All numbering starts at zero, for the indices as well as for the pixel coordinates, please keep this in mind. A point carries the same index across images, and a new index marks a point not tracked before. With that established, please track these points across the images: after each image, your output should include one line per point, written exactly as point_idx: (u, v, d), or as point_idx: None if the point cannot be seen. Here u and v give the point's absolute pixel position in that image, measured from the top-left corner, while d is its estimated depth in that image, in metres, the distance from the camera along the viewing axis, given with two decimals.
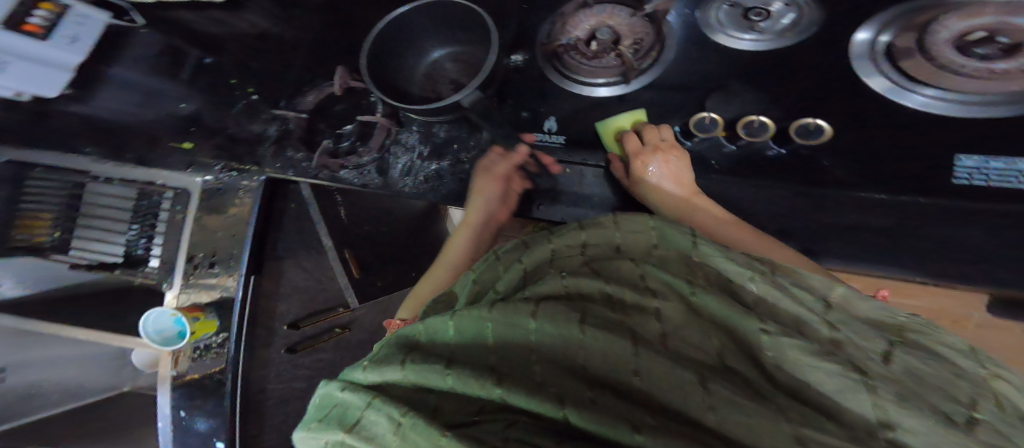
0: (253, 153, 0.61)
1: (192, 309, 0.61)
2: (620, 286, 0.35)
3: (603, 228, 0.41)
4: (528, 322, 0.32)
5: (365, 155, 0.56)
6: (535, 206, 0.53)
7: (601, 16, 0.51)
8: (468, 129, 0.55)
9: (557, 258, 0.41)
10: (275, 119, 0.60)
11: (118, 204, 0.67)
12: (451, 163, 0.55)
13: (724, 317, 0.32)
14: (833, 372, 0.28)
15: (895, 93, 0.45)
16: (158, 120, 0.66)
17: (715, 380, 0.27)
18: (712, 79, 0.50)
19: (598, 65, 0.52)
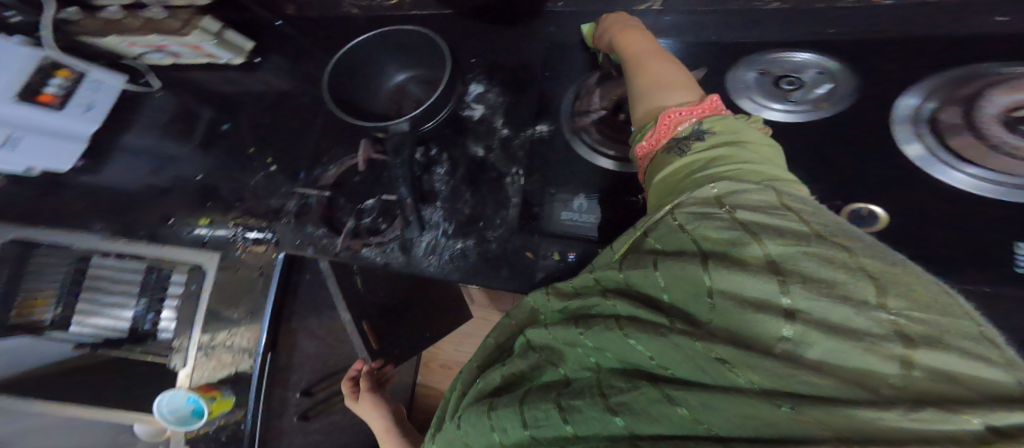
0: (269, 227, 0.58)
1: (208, 388, 0.60)
2: (512, 361, 0.33)
3: (500, 322, 0.40)
4: (461, 437, 0.32)
5: (388, 235, 0.54)
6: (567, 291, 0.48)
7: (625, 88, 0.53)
8: (495, 205, 0.53)
9: (492, 357, 0.38)
10: (293, 192, 0.59)
11: (123, 278, 0.67)
12: (477, 242, 0.52)
13: (593, 345, 0.28)
14: (768, 368, 0.20)
15: (936, 171, 0.42)
16: (170, 188, 0.65)
17: None
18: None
19: (623, 136, 0.52)
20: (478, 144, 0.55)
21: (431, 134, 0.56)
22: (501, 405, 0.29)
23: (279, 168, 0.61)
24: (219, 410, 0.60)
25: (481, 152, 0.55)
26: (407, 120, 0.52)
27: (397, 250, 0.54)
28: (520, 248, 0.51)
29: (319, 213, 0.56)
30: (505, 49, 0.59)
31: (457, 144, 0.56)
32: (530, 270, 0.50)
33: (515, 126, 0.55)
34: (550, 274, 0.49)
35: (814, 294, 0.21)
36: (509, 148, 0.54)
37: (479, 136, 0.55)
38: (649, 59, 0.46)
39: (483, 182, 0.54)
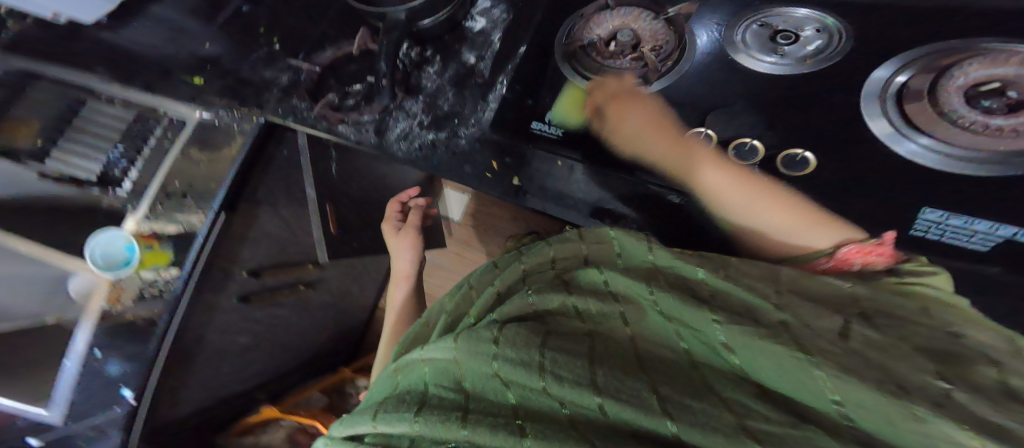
0: (258, 98, 0.59)
1: (148, 236, 0.58)
2: (582, 293, 0.36)
3: (560, 236, 0.43)
4: (496, 351, 0.30)
5: (363, 116, 0.55)
6: (522, 192, 0.48)
7: (626, 18, 0.50)
8: (473, 106, 0.53)
9: (528, 276, 0.41)
10: (290, 68, 0.60)
11: (111, 124, 0.67)
12: (447, 136, 0.52)
13: (723, 336, 0.29)
14: (854, 398, 0.24)
15: (891, 141, 0.41)
16: (174, 53, 0.66)
17: (665, 382, 0.27)
18: (724, 96, 0.46)
19: (612, 66, 0.49)
20: (472, 53, 0.55)
21: (430, 36, 0.56)
22: (564, 344, 0.30)
23: (280, 48, 0.62)
24: (152, 263, 0.58)
25: (472, 61, 0.55)
26: (406, 11, 0.50)
27: (370, 132, 0.54)
28: (495, 147, 0.50)
29: (308, 87, 0.57)
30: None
31: (452, 49, 0.56)
32: (493, 170, 0.49)
33: (512, 42, 0.54)
34: (520, 179, 0.48)
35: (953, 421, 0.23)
36: (502, 59, 0.54)
37: (477, 45, 0.56)
38: (690, 157, 0.43)
39: (468, 85, 0.54)
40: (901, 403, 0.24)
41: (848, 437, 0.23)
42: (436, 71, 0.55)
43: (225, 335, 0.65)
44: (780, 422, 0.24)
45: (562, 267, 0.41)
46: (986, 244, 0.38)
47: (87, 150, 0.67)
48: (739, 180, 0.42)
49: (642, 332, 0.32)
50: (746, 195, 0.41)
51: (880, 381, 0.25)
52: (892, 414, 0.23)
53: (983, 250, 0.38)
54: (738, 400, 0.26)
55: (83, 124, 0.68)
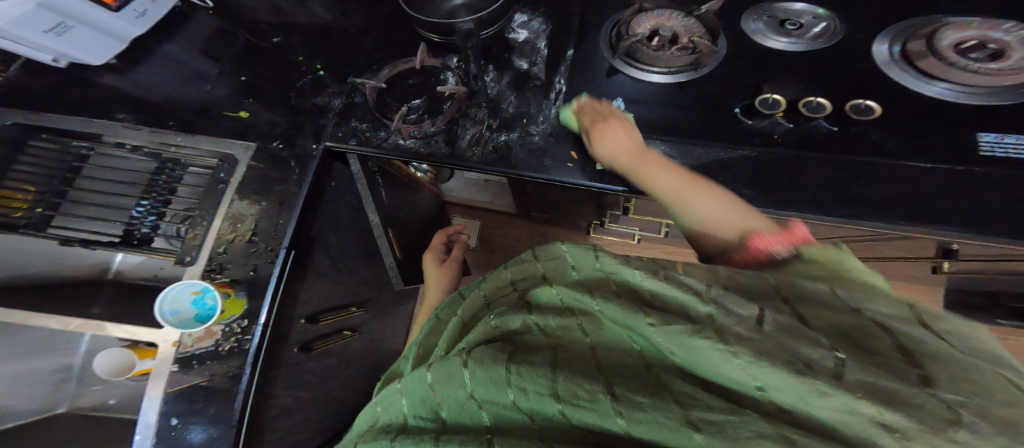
0: (315, 123, 0.60)
1: (224, 284, 0.53)
2: (542, 312, 0.35)
3: (518, 260, 0.42)
4: (464, 375, 0.32)
5: (431, 127, 0.57)
6: (607, 174, 0.53)
7: (662, 18, 0.56)
8: (538, 106, 0.58)
9: (492, 302, 0.42)
10: (340, 93, 0.61)
11: (127, 174, 0.59)
12: (520, 135, 0.56)
13: (658, 339, 0.27)
14: (777, 381, 0.23)
15: (916, 89, 0.53)
16: (201, 92, 0.64)
17: (622, 383, 0.27)
18: (751, 75, 0.57)
19: (664, 56, 0.56)
20: (523, 60, 0.60)
21: (483, 48, 0.60)
22: (524, 355, 0.31)
23: (326, 73, 0.62)
24: (228, 313, 0.53)
25: (525, 67, 0.60)
26: (472, 21, 0.56)
27: (441, 141, 0.57)
28: (571, 137, 0.55)
29: (371, 106, 0.59)
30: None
31: (504, 58, 0.61)
32: (573, 159, 0.54)
33: (561, 50, 0.60)
34: (601, 164, 0.53)
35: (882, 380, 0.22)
36: (553, 63, 0.60)
37: (527, 52, 0.60)
38: (633, 161, 0.49)
39: (527, 88, 0.59)
40: (823, 383, 0.22)
41: (793, 426, 0.22)
42: (495, 78, 0.60)
43: (289, 391, 0.58)
44: (724, 415, 0.23)
45: (522, 290, 0.40)
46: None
47: (107, 211, 0.58)
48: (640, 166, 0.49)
49: (603, 343, 0.31)
50: (700, 197, 0.45)
51: (806, 361, 0.23)
52: (816, 394, 0.22)
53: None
54: (691, 396, 0.25)
55: (95, 177, 0.58)
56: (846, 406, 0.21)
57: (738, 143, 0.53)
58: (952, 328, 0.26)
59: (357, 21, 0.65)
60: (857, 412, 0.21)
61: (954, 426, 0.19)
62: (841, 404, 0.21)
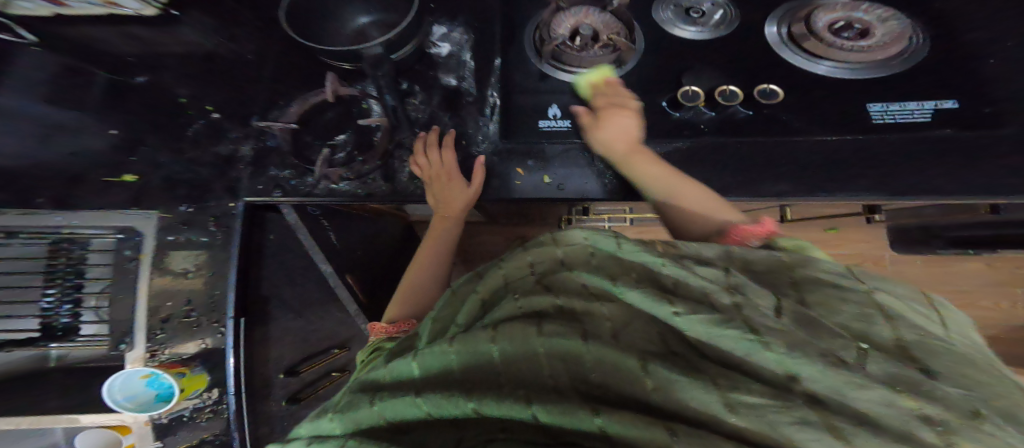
0: (226, 175, 0.54)
1: (175, 364, 0.51)
2: (568, 294, 0.37)
3: (540, 244, 0.41)
4: (492, 349, 0.35)
5: (367, 166, 0.55)
6: (563, 184, 0.53)
7: (578, 16, 0.56)
8: (473, 122, 0.57)
9: (510, 283, 0.41)
10: (246, 137, 0.55)
11: (15, 264, 0.49)
12: (462, 159, 0.57)
13: (685, 325, 0.31)
14: (829, 369, 0.27)
15: (807, 68, 0.57)
16: (66, 155, 0.54)
17: (655, 363, 0.31)
18: (680, 63, 0.58)
19: (586, 58, 0.55)
20: (450, 75, 0.58)
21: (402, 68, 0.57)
22: (553, 330, 0.34)
23: (223, 117, 0.56)
24: (192, 390, 0.52)
25: (454, 83, 0.58)
26: (379, 42, 0.51)
27: (381, 178, 0.56)
28: (512, 153, 0.55)
29: (288, 150, 0.55)
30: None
31: (428, 76, 0.58)
32: (519, 174, 0.55)
33: (486, 61, 0.58)
34: (550, 176, 0.54)
35: (909, 363, 0.28)
36: (482, 76, 0.58)
37: (448, 66, 0.58)
38: (630, 146, 0.51)
39: (459, 105, 0.57)
40: (856, 377, 0.27)
41: (820, 406, 0.26)
42: (423, 99, 0.58)
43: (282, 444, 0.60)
44: (762, 399, 0.27)
45: (546, 273, 0.40)
46: (926, 114, 0.52)
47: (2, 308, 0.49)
48: (634, 154, 0.51)
49: (626, 324, 0.34)
50: (665, 179, 0.50)
51: (844, 356, 0.28)
52: (857, 386, 0.26)
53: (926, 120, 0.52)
54: (730, 380, 0.29)
55: None
56: (885, 400, 0.26)
57: (673, 135, 0.55)
58: (964, 337, 0.31)
59: (245, 49, 0.58)
60: (893, 406, 0.26)
61: (926, 403, 0.25)
62: (879, 396, 0.26)
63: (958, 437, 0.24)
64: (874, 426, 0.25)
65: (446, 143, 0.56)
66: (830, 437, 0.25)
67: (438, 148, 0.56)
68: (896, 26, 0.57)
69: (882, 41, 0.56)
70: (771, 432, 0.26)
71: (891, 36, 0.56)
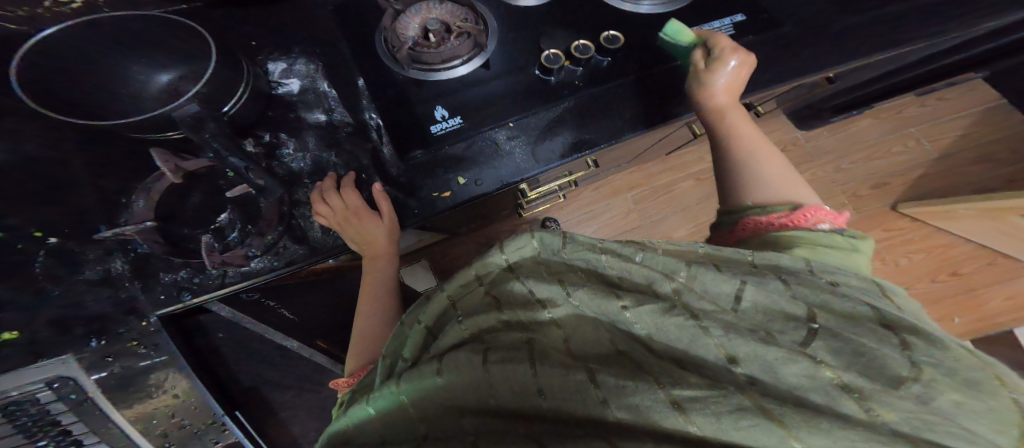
0: (117, 296, 0.51)
1: None
2: (511, 308, 0.42)
3: (482, 257, 0.44)
4: (448, 385, 0.39)
5: (268, 233, 0.51)
6: (477, 186, 0.51)
7: (421, 14, 0.56)
8: (355, 147, 0.53)
9: (456, 301, 0.45)
10: (114, 252, 0.51)
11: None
12: (365, 190, 0.52)
13: (634, 320, 0.37)
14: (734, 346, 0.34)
15: (636, 11, 0.60)
16: None
17: (602, 373, 0.35)
18: (525, 43, 0.57)
19: (447, 48, 0.54)
20: (315, 112, 0.54)
21: (250, 121, 0.52)
22: (506, 359, 0.38)
23: (78, 239, 0.51)
24: None
25: (324, 118, 0.54)
26: (195, 99, 0.45)
27: (290, 240, 0.52)
28: (422, 168, 0.51)
29: (164, 251, 0.51)
30: (281, 23, 0.59)
31: (291, 120, 0.54)
32: (432, 188, 0.51)
33: (341, 84, 0.55)
34: (463, 175, 0.51)
35: (814, 336, 0.35)
36: (348, 100, 0.55)
37: (301, 102, 0.55)
38: (736, 98, 0.54)
39: (332, 139, 0.53)
40: (783, 353, 0.33)
41: (751, 389, 0.32)
42: (294, 144, 0.53)
43: None
44: (703, 394, 0.32)
45: (494, 288, 0.44)
46: (728, 29, 0.58)
47: None
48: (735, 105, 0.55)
49: (573, 333, 0.39)
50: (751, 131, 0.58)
51: (766, 333, 0.35)
52: (784, 362, 0.33)
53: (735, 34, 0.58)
54: (670, 377, 0.34)
55: None
56: (811, 374, 0.32)
57: (553, 99, 0.54)
58: (898, 296, 0.42)
59: (71, 154, 0.54)
60: (817, 378, 0.32)
61: (834, 371, 0.32)
62: (803, 369, 0.33)
63: (872, 403, 0.31)
64: (797, 403, 0.32)
65: (345, 185, 0.51)
66: (763, 420, 0.30)
67: (338, 192, 0.50)
68: None
69: None
70: (715, 432, 0.30)
71: None
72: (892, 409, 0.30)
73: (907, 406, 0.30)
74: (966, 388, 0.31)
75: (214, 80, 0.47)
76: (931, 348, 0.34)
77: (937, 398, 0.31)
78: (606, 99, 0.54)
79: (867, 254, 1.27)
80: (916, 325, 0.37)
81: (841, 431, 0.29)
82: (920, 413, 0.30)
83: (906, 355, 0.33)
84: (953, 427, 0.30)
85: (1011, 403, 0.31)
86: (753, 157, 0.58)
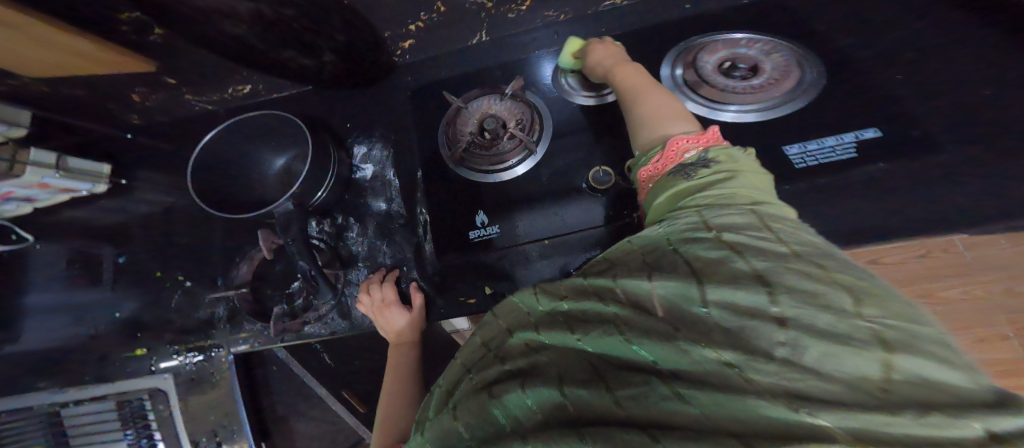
0: (212, 336, 0.62)
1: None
2: (513, 357, 0.31)
3: (483, 325, 0.37)
4: (460, 434, 0.29)
5: (321, 306, 0.58)
6: (504, 296, 0.53)
7: (482, 110, 0.62)
8: (405, 240, 0.59)
9: (468, 365, 0.35)
10: (218, 299, 0.63)
11: (104, 418, 0.64)
12: (405, 284, 0.57)
13: (606, 348, 0.26)
14: (738, 365, 0.21)
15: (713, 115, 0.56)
16: (99, 334, 0.64)
17: (600, 402, 0.24)
18: (582, 148, 0.57)
19: (501, 150, 0.59)
20: (379, 199, 0.62)
21: (330, 204, 0.61)
22: (505, 389, 0.29)
23: (202, 281, 0.65)
24: None
25: (384, 205, 0.61)
26: (291, 199, 0.54)
27: (337, 316, 0.58)
28: (456, 271, 0.56)
29: (250, 308, 0.61)
30: (374, 108, 0.69)
31: (359, 205, 0.62)
32: (460, 290, 0.55)
33: (406, 174, 0.63)
34: (490, 285, 0.54)
35: (798, 302, 0.21)
36: (407, 192, 0.61)
37: (373, 186, 0.63)
38: (616, 63, 0.53)
39: (391, 230, 0.60)
40: (688, 343, 0.23)
41: (676, 378, 0.22)
42: (359, 227, 0.61)
43: None
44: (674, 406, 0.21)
45: (496, 345, 0.34)
46: (849, 150, 0.49)
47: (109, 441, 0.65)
48: (622, 68, 0.52)
49: (573, 364, 0.27)
50: (647, 90, 0.48)
51: (711, 332, 0.23)
52: (678, 352, 0.23)
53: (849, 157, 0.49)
54: (621, 379, 0.24)
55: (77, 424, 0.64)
56: (774, 382, 0.20)
57: (598, 218, 0.53)
58: (792, 230, 0.27)
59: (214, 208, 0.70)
60: (772, 384, 0.20)
61: (716, 349, 0.22)
62: (765, 377, 0.20)
63: (813, 402, 0.18)
64: (711, 386, 0.21)
65: (387, 280, 0.56)
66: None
67: (379, 284, 0.56)
68: (775, 57, 0.57)
69: (769, 76, 0.56)
70: (654, 419, 0.21)
71: (776, 67, 0.56)
72: (771, 376, 0.20)
73: (780, 371, 0.20)
74: (831, 346, 0.20)
75: (307, 179, 0.56)
76: (804, 307, 0.21)
77: (808, 357, 0.20)
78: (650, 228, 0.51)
79: None
80: (801, 284, 0.22)
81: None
82: (793, 373, 0.20)
83: (772, 313, 0.22)
84: (812, 380, 0.19)
85: (865, 337, 0.19)
86: (638, 107, 0.47)
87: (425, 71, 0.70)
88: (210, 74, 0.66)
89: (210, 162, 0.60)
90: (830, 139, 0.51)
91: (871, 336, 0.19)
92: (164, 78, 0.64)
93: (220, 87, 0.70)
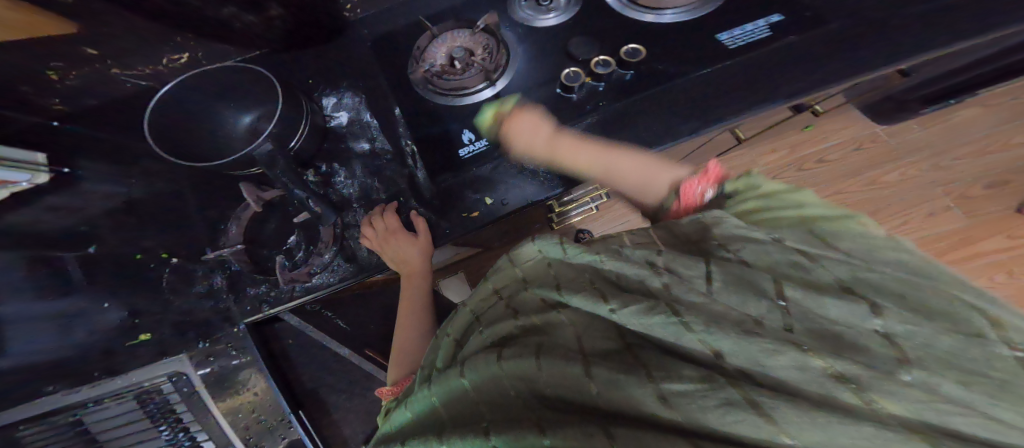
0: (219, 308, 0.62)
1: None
2: (528, 315, 0.39)
3: (499, 270, 0.45)
4: (464, 381, 0.37)
5: (323, 253, 0.58)
6: (505, 205, 0.54)
7: (447, 43, 0.62)
8: (396, 172, 0.60)
9: (481, 315, 0.43)
10: (215, 270, 0.63)
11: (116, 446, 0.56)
12: (405, 216, 0.58)
13: (622, 318, 0.33)
14: (826, 355, 0.27)
15: (656, 20, 0.61)
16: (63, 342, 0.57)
17: (599, 366, 0.31)
18: (547, 63, 0.61)
19: (473, 73, 0.59)
20: (360, 142, 0.61)
21: (312, 154, 0.60)
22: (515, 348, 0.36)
23: (191, 258, 0.64)
24: None
25: (368, 146, 0.61)
26: (271, 139, 0.53)
27: (341, 259, 0.58)
28: (452, 191, 0.56)
29: (250, 269, 0.60)
30: (331, 63, 0.68)
31: (341, 151, 0.61)
32: (459, 208, 0.56)
33: (381, 114, 0.62)
34: (490, 196, 0.55)
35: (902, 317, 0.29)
36: (389, 130, 0.61)
37: (348, 131, 0.62)
38: (552, 143, 0.51)
39: (381, 165, 0.60)
40: (768, 343, 0.28)
41: (741, 379, 0.27)
42: (346, 169, 0.61)
43: None
44: (691, 386, 0.28)
45: (509, 294, 0.42)
46: (765, 30, 0.57)
47: None
48: (569, 149, 0.51)
49: (585, 334, 0.34)
50: (628, 158, 0.51)
51: (769, 322, 0.30)
52: (762, 351, 0.28)
53: (767, 36, 0.57)
54: (663, 368, 0.29)
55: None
56: (847, 373, 0.26)
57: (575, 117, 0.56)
58: (849, 240, 0.35)
59: (184, 187, 0.68)
60: (807, 368, 0.27)
61: (822, 359, 0.27)
62: (792, 361, 0.27)
63: (871, 392, 0.25)
64: (797, 390, 0.26)
65: (388, 211, 0.57)
66: (750, 414, 0.25)
67: (381, 216, 0.57)
68: None
69: None
70: (696, 422, 0.26)
71: None
72: (893, 399, 0.25)
73: (912, 395, 0.25)
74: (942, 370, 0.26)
75: (283, 123, 0.55)
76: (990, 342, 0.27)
77: (935, 385, 0.26)
78: (631, 111, 0.55)
79: (991, 265, 1.09)
80: (890, 300, 0.30)
81: (837, 421, 0.24)
82: (929, 398, 0.25)
83: (875, 329, 0.29)
84: (960, 415, 0.25)
85: (988, 363, 0.27)
86: (618, 176, 0.51)
87: (379, 22, 0.69)
88: (143, 42, 0.62)
89: (171, 125, 0.57)
90: (753, 23, 0.58)
91: (996, 354, 0.27)
92: (84, 47, 0.57)
93: (152, 57, 0.64)
